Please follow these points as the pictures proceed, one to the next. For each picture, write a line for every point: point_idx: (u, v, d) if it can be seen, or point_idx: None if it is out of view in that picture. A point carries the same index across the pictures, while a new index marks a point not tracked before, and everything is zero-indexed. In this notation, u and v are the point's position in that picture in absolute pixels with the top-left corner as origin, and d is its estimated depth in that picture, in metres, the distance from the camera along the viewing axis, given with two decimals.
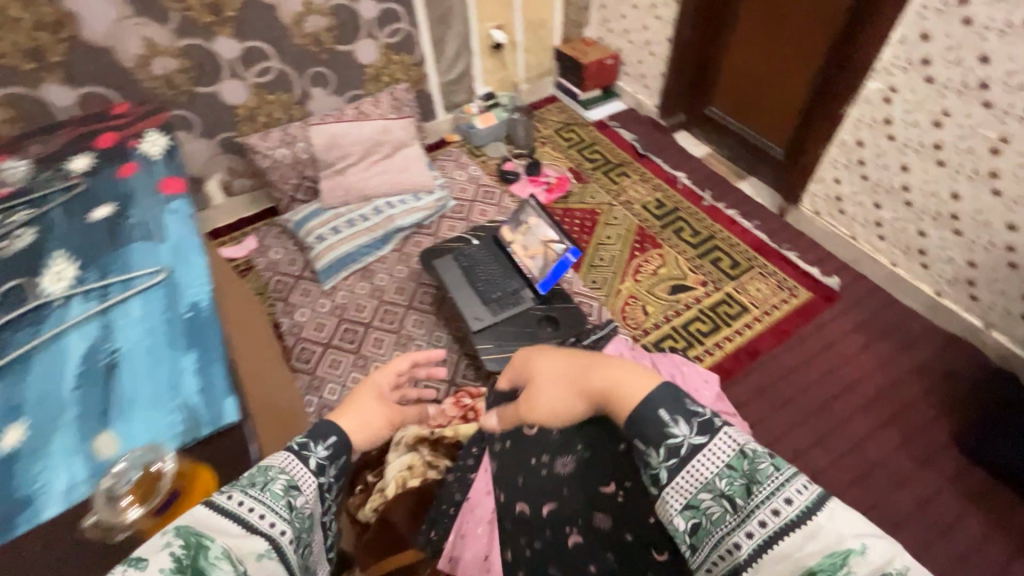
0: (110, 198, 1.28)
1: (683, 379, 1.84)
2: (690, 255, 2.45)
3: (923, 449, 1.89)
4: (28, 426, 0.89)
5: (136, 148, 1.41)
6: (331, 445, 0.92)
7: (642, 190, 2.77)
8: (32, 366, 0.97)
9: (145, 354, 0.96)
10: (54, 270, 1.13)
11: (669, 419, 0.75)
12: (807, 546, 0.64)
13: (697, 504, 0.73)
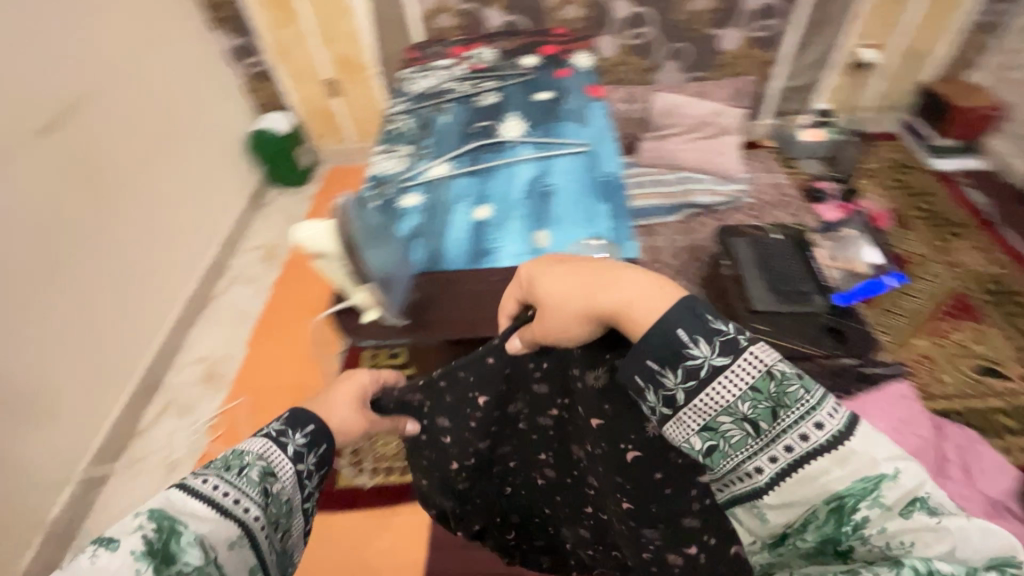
0: (551, 88, 1.80)
1: (970, 457, 1.67)
2: (1018, 344, 2.10)
3: None
4: (495, 208, 1.45)
5: (570, 60, 1.92)
6: (316, 433, 0.83)
7: (976, 258, 2.42)
8: (502, 175, 1.52)
9: (572, 197, 1.44)
10: (513, 122, 1.68)
11: (687, 338, 0.70)
12: (834, 472, 0.63)
13: (715, 427, 0.71)
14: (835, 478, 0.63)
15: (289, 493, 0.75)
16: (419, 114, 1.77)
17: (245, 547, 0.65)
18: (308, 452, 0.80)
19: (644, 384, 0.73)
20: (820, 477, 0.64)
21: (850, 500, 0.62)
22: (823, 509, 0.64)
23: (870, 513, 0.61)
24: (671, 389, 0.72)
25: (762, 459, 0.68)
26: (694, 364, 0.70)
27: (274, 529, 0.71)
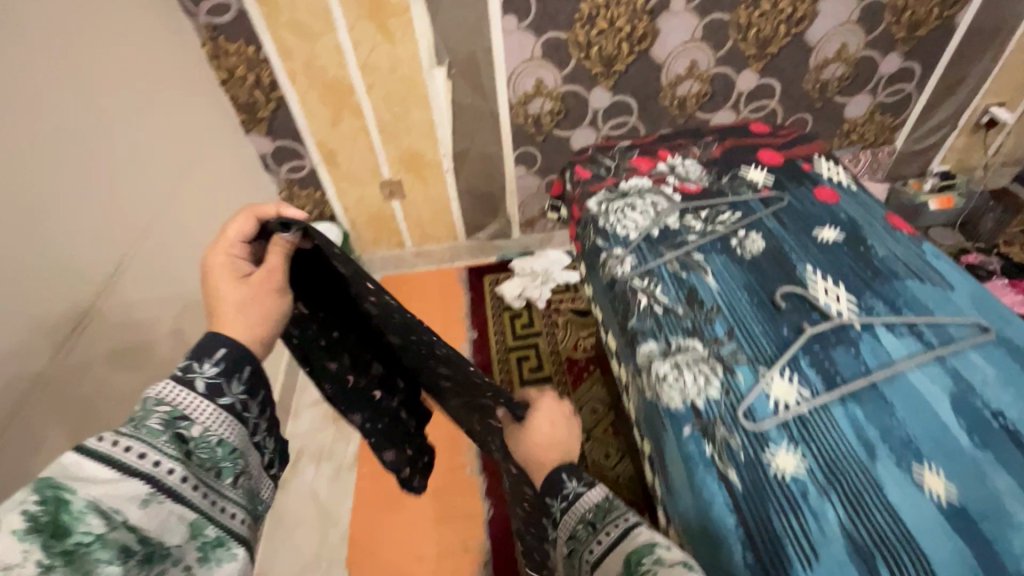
0: (824, 218, 0.98)
1: None
2: None
3: None
4: (946, 479, 0.62)
5: (818, 171, 1.09)
6: (234, 358, 0.61)
7: None
8: (903, 422, 0.68)
9: None
10: (828, 287, 0.85)
11: (565, 475, 0.64)
12: (624, 540, 0.55)
13: (572, 534, 0.59)
14: (624, 546, 0.54)
15: (222, 436, 0.57)
16: (665, 277, 0.91)
17: (179, 504, 0.49)
18: (230, 382, 0.60)
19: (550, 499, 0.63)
20: (624, 549, 0.54)
21: (637, 556, 0.52)
22: (619, 569, 0.53)
23: (653, 564, 0.51)
24: (553, 515, 0.62)
25: (595, 543, 0.57)
26: (571, 498, 0.61)
27: (216, 484, 0.54)
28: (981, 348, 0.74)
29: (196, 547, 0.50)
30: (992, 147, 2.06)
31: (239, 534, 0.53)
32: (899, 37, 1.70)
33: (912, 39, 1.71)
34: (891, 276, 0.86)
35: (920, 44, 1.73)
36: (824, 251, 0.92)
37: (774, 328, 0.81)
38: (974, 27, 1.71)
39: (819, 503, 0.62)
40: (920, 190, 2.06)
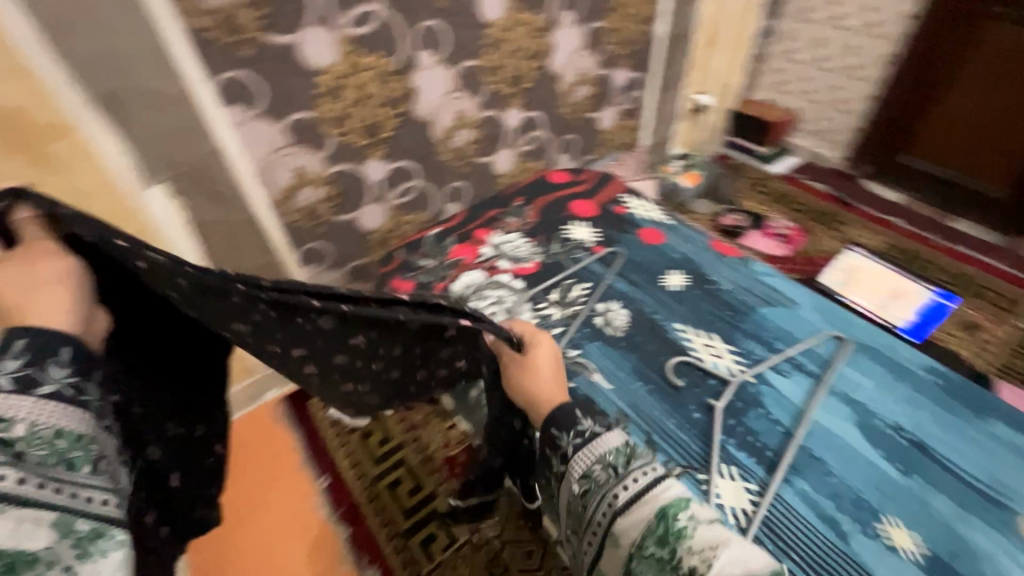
0: (665, 262, 0.96)
1: None
2: (904, 261, 2.01)
3: (915, 218, 2.21)
4: (900, 521, 0.64)
5: (632, 212, 1.07)
6: (52, 345, 0.47)
7: (869, 232, 2.16)
8: (837, 473, 0.68)
9: (932, 416, 0.74)
10: (703, 344, 0.83)
11: (579, 414, 0.64)
12: (658, 491, 0.56)
13: (588, 474, 0.61)
14: (656, 494, 0.56)
15: (61, 425, 0.46)
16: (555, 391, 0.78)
17: (24, 509, 0.42)
18: (47, 370, 0.46)
19: (555, 433, 0.64)
20: (654, 502, 0.56)
21: (671, 512, 0.54)
22: (654, 523, 0.55)
23: (688, 521, 0.53)
24: (567, 451, 0.63)
25: (620, 487, 0.58)
26: (582, 437, 0.63)
27: (68, 476, 0.46)
28: (849, 363, 0.79)
29: (72, 546, 0.44)
30: (703, 123, 2.47)
31: (120, 520, 0.48)
32: (620, 55, 1.87)
33: (630, 54, 1.91)
34: (745, 313, 0.87)
35: (638, 54, 1.94)
36: (681, 302, 0.89)
37: (685, 415, 0.74)
38: (670, 33, 1.98)
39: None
40: (671, 173, 2.32)
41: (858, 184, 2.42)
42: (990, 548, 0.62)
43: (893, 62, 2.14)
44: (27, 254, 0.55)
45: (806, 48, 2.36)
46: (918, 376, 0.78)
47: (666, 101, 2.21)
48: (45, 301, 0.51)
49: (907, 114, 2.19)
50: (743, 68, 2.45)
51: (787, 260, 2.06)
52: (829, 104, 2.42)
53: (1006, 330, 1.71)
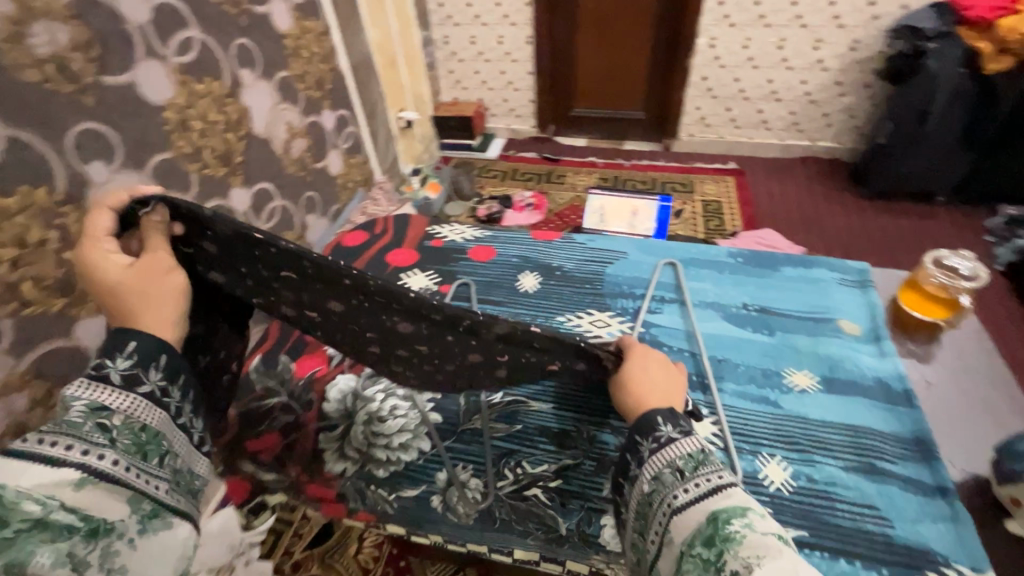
0: (512, 271, 1.00)
1: (766, 241, 2.01)
2: (617, 187, 2.54)
3: (604, 153, 2.78)
4: (790, 369, 0.83)
5: (451, 240, 1.07)
6: (149, 350, 0.65)
7: (584, 176, 2.64)
8: (738, 363, 0.85)
9: (755, 284, 0.97)
10: (591, 321, 0.89)
11: (662, 419, 0.67)
12: (714, 499, 0.58)
13: (658, 475, 0.63)
14: (714, 503, 0.58)
15: (145, 420, 0.62)
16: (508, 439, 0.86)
17: (115, 484, 0.57)
18: (147, 371, 0.64)
19: (639, 438, 0.67)
20: (708, 507, 0.57)
21: (725, 518, 0.56)
22: (704, 526, 0.56)
23: (742, 528, 0.54)
24: (643, 451, 0.66)
25: (678, 491, 0.60)
26: (657, 444, 0.65)
27: (143, 464, 0.60)
28: (689, 277, 0.97)
29: (138, 521, 0.57)
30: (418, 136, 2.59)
31: (173, 508, 0.62)
32: (318, 96, 1.69)
33: (326, 92, 1.75)
34: (599, 278, 0.97)
35: (337, 90, 1.82)
36: (550, 297, 0.94)
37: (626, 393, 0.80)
38: (353, 64, 1.98)
39: (811, 460, 0.73)
40: (414, 190, 2.39)
41: (554, 141, 2.90)
42: (840, 350, 0.86)
43: (532, 43, 2.60)
44: (148, 258, 0.68)
45: (464, 48, 2.69)
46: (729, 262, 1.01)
47: (379, 128, 2.23)
48: (156, 308, 0.67)
49: (561, 80, 2.71)
50: (425, 80, 2.64)
51: (543, 225, 2.36)
52: (504, 88, 2.81)
53: (693, 206, 2.37)
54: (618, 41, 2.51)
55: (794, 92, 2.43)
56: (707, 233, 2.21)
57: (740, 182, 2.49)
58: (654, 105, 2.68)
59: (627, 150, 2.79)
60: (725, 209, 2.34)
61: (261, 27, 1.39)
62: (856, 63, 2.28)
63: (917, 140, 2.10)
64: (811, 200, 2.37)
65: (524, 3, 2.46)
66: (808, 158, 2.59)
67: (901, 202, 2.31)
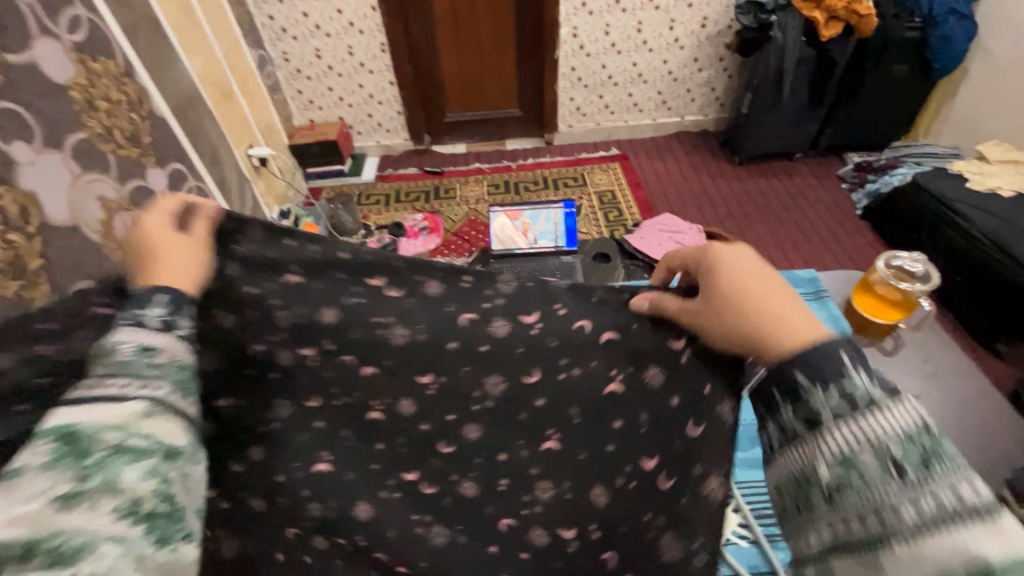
0: None
1: (667, 225, 2.01)
2: (510, 193, 2.42)
3: (488, 157, 2.64)
4: None
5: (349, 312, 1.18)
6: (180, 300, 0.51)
7: (473, 184, 2.49)
8: None
9: None
10: None
11: (846, 362, 0.46)
12: (974, 531, 0.38)
13: (853, 457, 0.44)
14: (971, 533, 0.38)
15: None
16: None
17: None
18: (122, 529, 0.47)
19: (803, 384, 0.47)
20: (961, 537, 0.38)
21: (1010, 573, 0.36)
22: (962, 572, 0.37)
23: None
24: (811, 416, 0.46)
25: (906, 502, 0.41)
26: (850, 413, 0.44)
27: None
28: None
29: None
30: (277, 172, 2.23)
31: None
32: (136, 155, 1.41)
33: (147, 148, 1.47)
34: None
35: (159, 142, 1.51)
36: None
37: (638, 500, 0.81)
38: (175, 105, 1.61)
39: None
40: None
41: (432, 152, 2.69)
42: None
43: (387, 50, 2.35)
44: None
45: (311, 63, 2.37)
46: None
47: (225, 172, 1.86)
48: None
49: (427, 87, 2.52)
50: (271, 106, 2.28)
51: (444, 249, 2.19)
52: (365, 103, 2.53)
53: (590, 199, 2.35)
54: (479, 41, 2.36)
55: (658, 72, 2.48)
56: (609, 227, 2.20)
57: (627, 167, 2.50)
58: (528, 102, 2.59)
59: (509, 150, 2.68)
60: (620, 197, 2.34)
61: (31, 80, 1.12)
62: (708, 39, 2.38)
63: (773, 107, 2.25)
64: (694, 174, 2.44)
65: (371, 7, 2.20)
66: (681, 133, 2.68)
67: (769, 164, 2.47)
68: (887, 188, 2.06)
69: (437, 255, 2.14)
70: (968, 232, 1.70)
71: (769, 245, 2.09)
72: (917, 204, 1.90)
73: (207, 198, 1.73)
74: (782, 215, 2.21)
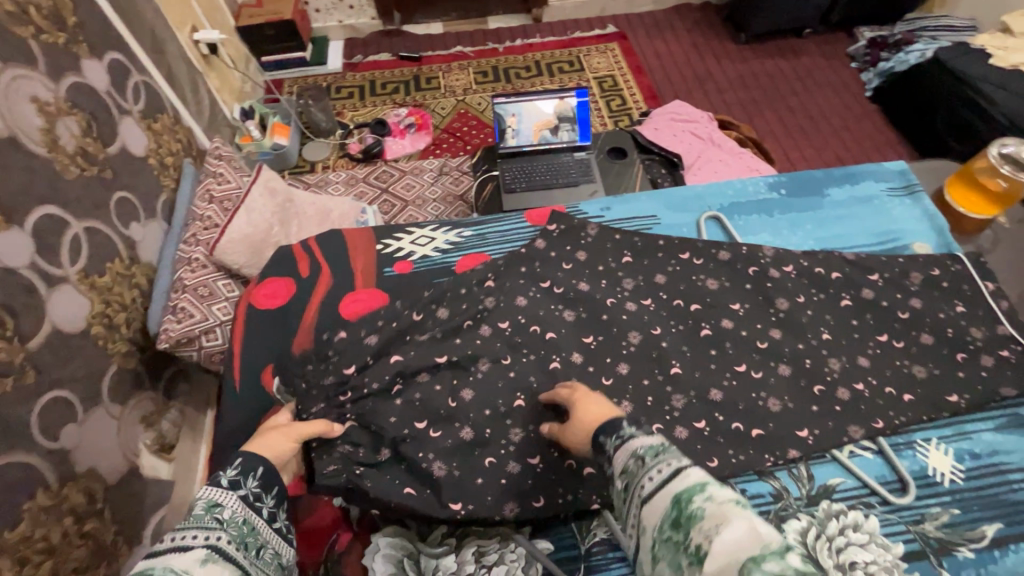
0: (434, 236, 1.07)
1: (677, 113, 1.86)
2: (501, 81, 2.17)
3: (470, 38, 2.33)
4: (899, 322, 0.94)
5: (382, 246, 1.06)
6: (251, 459, 0.71)
7: (457, 71, 2.21)
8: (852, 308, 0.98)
9: (815, 221, 1.07)
10: (484, 237, 1.07)
11: (622, 424, 0.65)
12: (667, 490, 0.55)
13: (625, 469, 0.60)
14: (676, 487, 0.54)
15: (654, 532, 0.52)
16: None
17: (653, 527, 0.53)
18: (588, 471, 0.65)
19: (604, 440, 0.65)
20: (670, 491, 0.54)
21: (694, 501, 0.52)
22: (670, 507, 0.53)
23: (704, 503, 0.52)
24: (608, 451, 0.64)
25: (646, 480, 0.57)
26: (622, 441, 0.62)
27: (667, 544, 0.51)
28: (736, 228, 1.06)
29: None
30: (229, 61, 1.90)
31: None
32: (66, 43, 1.14)
33: (76, 33, 1.17)
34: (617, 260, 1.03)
35: (89, 24, 1.21)
36: (475, 242, 1.06)
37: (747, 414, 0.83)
38: None
39: (966, 433, 0.83)
40: (256, 139, 1.83)
41: (405, 33, 2.35)
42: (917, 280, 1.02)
43: None
44: None
45: None
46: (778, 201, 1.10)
47: (172, 62, 1.55)
48: None
49: None
50: None
51: (436, 148, 1.99)
52: None
53: (589, 85, 2.14)
54: None
55: None
56: (612, 117, 2.04)
57: (626, 48, 2.27)
58: None
59: (493, 29, 2.37)
60: (621, 82, 2.15)
61: None
62: None
63: None
64: (699, 54, 2.25)
65: None
66: (681, 6, 2.43)
67: (776, 41, 2.30)
68: (902, 66, 1.97)
69: (429, 156, 1.95)
70: (985, 109, 1.68)
71: (780, 132, 2.01)
72: (934, 82, 1.82)
73: (160, 98, 1.45)
74: (793, 99, 2.10)
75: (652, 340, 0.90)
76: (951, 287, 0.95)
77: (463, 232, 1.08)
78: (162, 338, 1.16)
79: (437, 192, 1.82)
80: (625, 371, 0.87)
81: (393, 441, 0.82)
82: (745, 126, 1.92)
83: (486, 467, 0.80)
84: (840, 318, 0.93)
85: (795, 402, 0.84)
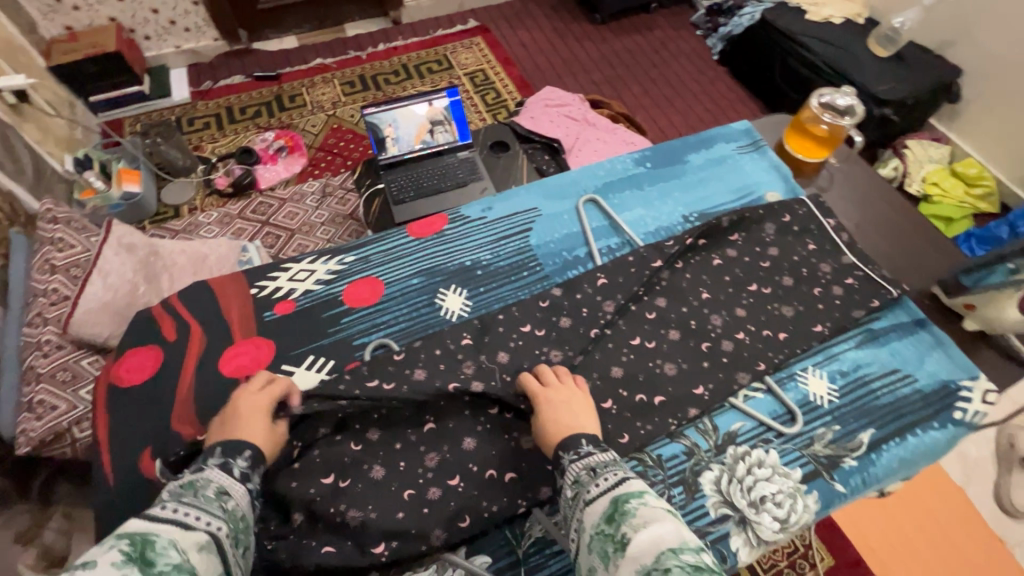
0: (313, 265, 1.02)
1: (551, 99, 1.90)
2: (371, 91, 2.09)
3: (329, 49, 2.22)
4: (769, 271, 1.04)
5: (259, 287, 0.99)
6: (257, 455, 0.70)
7: (321, 86, 2.10)
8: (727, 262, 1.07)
9: (682, 189, 1.17)
10: (366, 262, 1.04)
11: (582, 440, 0.70)
12: (609, 494, 0.61)
13: (577, 480, 0.65)
14: (623, 489, 0.61)
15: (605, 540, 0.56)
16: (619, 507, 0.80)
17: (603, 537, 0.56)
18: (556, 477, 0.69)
19: (559, 452, 0.70)
20: (614, 493, 0.61)
21: (630, 502, 0.59)
22: (608, 506, 0.60)
23: (638, 504, 0.59)
24: (562, 463, 0.69)
25: (592, 485, 0.63)
26: (580, 455, 0.68)
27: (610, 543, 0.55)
28: (613, 209, 1.13)
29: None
30: (47, 107, 1.65)
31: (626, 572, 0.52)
32: None
33: None
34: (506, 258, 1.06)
35: None
36: (359, 266, 1.03)
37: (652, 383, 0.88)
38: None
39: (835, 355, 0.94)
40: (100, 192, 1.62)
41: (255, 51, 2.18)
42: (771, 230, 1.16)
43: None
44: None
45: None
46: (647, 176, 1.19)
47: None
48: None
49: None
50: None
51: (314, 169, 1.88)
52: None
53: (461, 82, 2.13)
54: None
55: None
56: (490, 112, 2.05)
57: (491, 41, 2.28)
58: None
59: (353, 37, 2.27)
60: (493, 75, 2.16)
61: None
62: None
63: None
64: (561, 39, 2.32)
65: None
66: None
67: (628, 19, 2.42)
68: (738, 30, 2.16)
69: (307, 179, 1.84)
70: (810, 59, 1.89)
71: (647, 104, 2.13)
72: (765, 41, 2.03)
73: None
74: (653, 72, 2.23)
75: (533, 342, 0.90)
76: (800, 229, 1.07)
77: (342, 258, 1.04)
78: (21, 443, 1.02)
79: (324, 216, 1.72)
80: (508, 364, 0.87)
81: (303, 508, 0.75)
82: (615, 103, 2.01)
83: (411, 498, 0.77)
84: (723, 288, 0.99)
85: (691, 367, 0.90)
